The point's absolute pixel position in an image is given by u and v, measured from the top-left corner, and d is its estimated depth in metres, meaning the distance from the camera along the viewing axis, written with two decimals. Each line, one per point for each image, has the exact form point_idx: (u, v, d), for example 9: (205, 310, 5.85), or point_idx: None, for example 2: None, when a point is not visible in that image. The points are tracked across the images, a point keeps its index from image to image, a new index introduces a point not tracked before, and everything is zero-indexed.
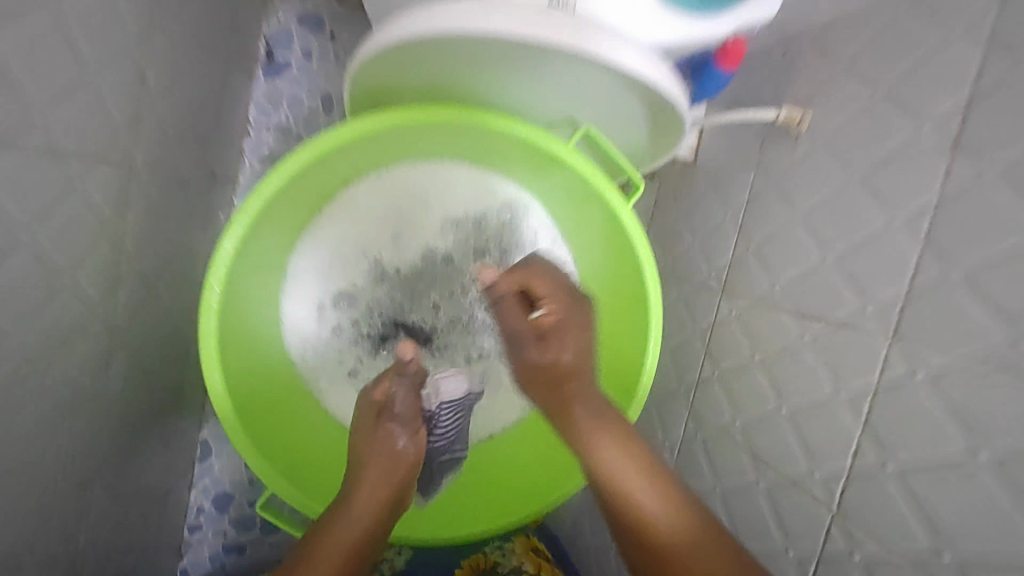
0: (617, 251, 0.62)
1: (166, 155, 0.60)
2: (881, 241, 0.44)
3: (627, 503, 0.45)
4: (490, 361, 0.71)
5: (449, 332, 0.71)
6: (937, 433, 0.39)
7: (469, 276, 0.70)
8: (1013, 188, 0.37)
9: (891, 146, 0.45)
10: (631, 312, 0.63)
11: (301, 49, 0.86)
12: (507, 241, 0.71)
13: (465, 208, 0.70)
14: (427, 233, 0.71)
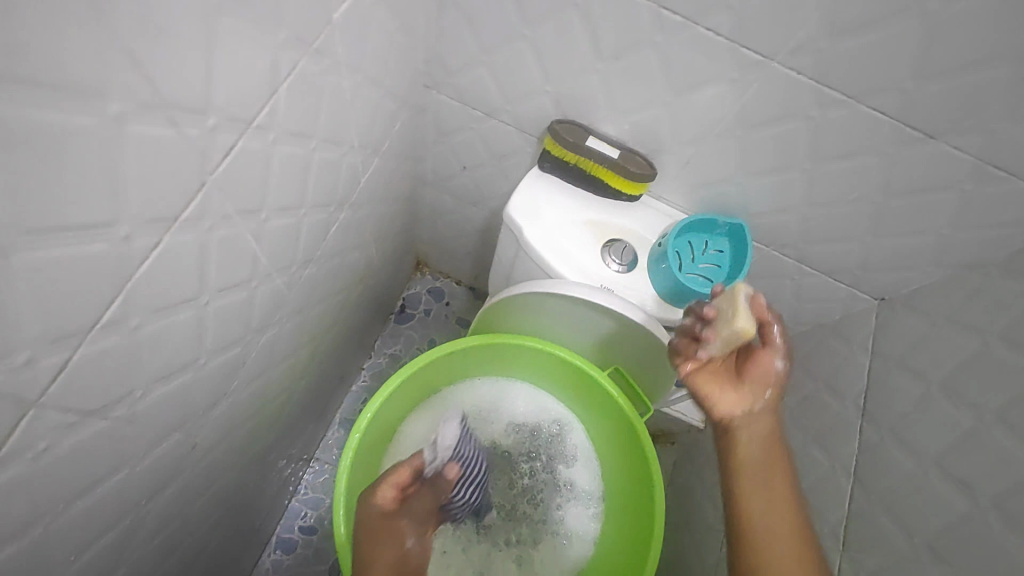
0: (634, 465, 0.72)
1: (338, 336, 0.84)
2: (895, 427, 0.58)
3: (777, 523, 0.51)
4: (530, 555, 0.75)
5: (501, 516, 0.77)
6: (986, 542, 0.45)
7: (523, 473, 0.78)
8: (955, 360, 0.55)
9: (876, 368, 0.64)
10: (641, 526, 0.69)
11: (423, 309, 1.19)
12: (557, 457, 0.79)
13: (526, 416, 0.79)
14: (494, 430, 0.79)
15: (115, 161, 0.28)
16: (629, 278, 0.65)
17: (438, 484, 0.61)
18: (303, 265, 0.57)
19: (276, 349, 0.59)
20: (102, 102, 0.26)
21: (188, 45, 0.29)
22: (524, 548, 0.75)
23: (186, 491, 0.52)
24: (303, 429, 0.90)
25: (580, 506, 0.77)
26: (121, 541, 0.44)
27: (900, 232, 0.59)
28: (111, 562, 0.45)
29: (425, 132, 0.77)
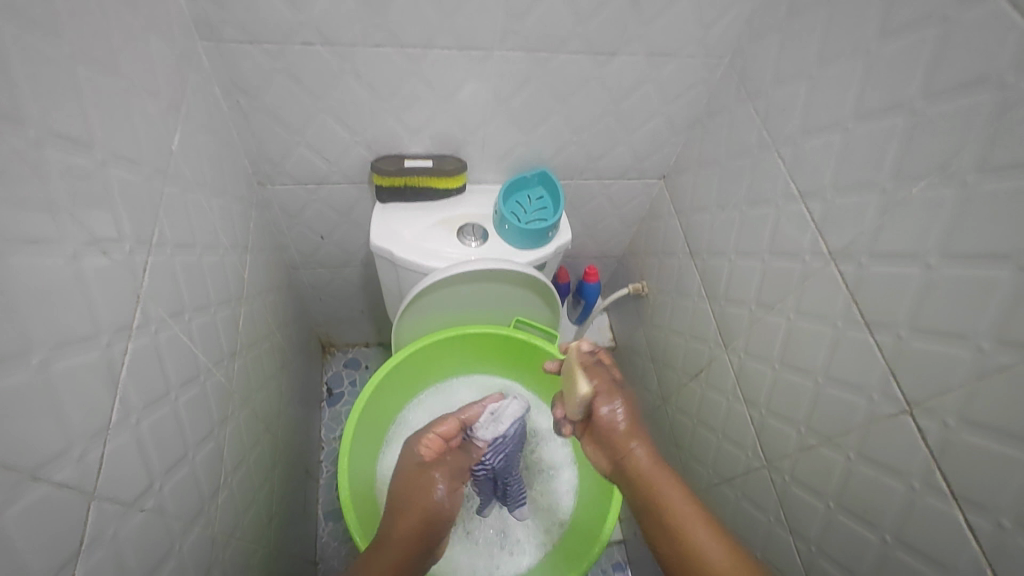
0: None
1: (285, 425, 0.91)
2: (709, 250, 0.80)
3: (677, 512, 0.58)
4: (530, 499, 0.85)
5: (493, 485, 0.86)
6: (773, 278, 0.67)
7: None
8: (716, 185, 0.78)
9: (685, 222, 0.87)
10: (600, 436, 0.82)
11: (349, 381, 1.27)
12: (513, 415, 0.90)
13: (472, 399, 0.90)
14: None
15: (86, 283, 0.37)
16: (487, 247, 0.81)
17: (477, 447, 0.76)
18: (231, 358, 0.65)
19: (238, 442, 0.66)
20: (65, 244, 0.35)
21: (97, 192, 0.39)
22: (526, 497, 0.85)
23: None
24: (297, 526, 0.94)
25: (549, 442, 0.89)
26: None
27: (642, 125, 0.81)
28: None
29: (277, 223, 0.88)
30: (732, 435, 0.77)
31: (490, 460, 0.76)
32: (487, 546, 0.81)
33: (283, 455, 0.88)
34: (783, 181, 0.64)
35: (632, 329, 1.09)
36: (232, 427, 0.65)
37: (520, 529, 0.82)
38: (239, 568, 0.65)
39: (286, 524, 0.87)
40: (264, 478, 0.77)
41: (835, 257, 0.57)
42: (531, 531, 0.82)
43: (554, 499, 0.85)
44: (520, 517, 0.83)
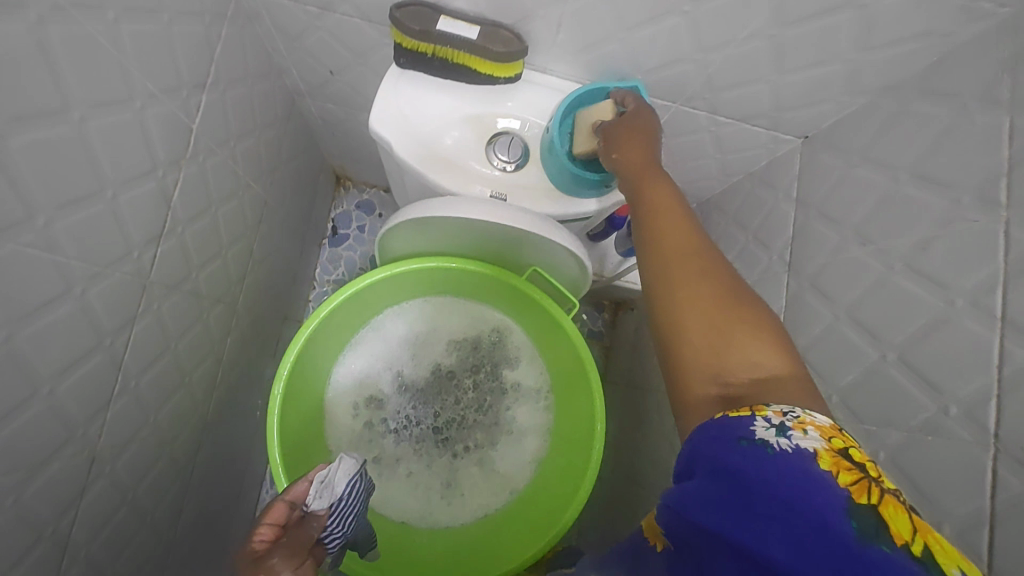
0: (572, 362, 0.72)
1: (258, 283, 0.81)
2: (803, 278, 0.57)
3: (664, 225, 0.45)
4: (489, 456, 0.76)
5: (456, 427, 0.77)
6: (874, 387, 0.46)
7: (469, 382, 0.79)
8: (863, 203, 0.51)
9: (795, 220, 0.61)
10: (581, 430, 0.70)
11: (357, 225, 1.13)
12: (501, 360, 0.78)
13: (464, 328, 0.79)
14: (435, 348, 0.79)
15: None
16: (523, 176, 0.60)
17: (315, 521, 0.52)
18: (149, 244, 0.51)
19: (156, 335, 0.56)
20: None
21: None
22: (486, 453, 0.76)
23: (107, 488, 0.53)
24: (260, 379, 0.90)
25: (530, 405, 0.77)
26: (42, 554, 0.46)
27: (805, 66, 0.52)
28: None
29: (270, 41, 0.66)
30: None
31: (338, 528, 0.53)
32: (424, 488, 0.74)
33: (249, 316, 0.80)
34: (985, 275, 0.39)
35: None
36: (148, 324, 0.54)
37: (468, 483, 0.74)
38: (148, 456, 0.59)
39: (242, 383, 0.82)
40: (209, 355, 0.69)
41: (1000, 449, 0.36)
42: (478, 490, 0.74)
43: (515, 467, 0.75)
44: (470, 471, 0.75)
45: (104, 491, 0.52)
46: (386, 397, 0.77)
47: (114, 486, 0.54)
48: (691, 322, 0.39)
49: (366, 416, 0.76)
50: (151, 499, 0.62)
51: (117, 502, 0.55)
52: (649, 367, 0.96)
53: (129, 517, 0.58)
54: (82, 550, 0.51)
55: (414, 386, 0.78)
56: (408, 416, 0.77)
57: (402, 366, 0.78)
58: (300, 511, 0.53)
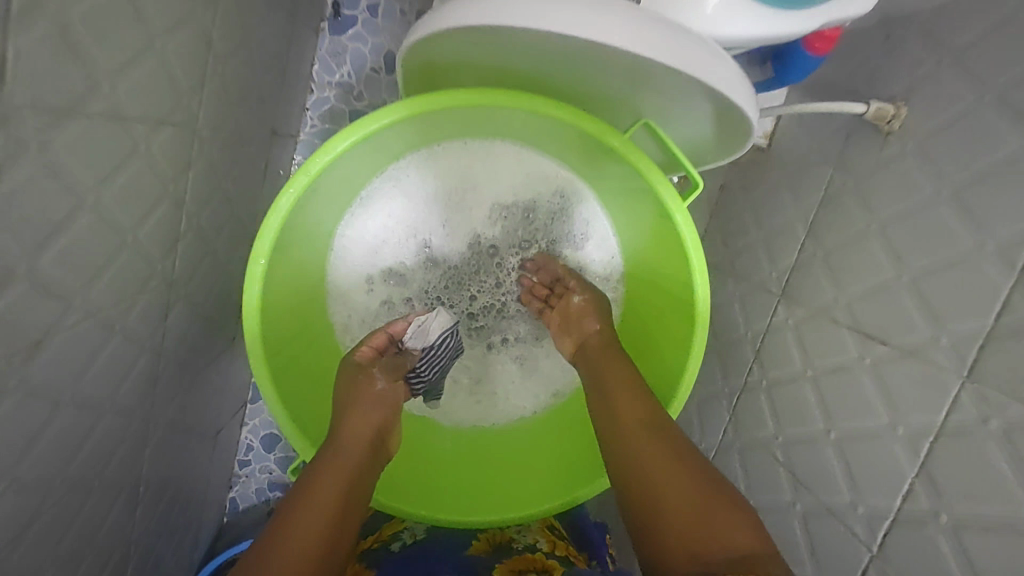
0: (664, 248, 0.57)
1: (232, 102, 0.60)
2: (1011, 248, 0.40)
3: (619, 405, 0.49)
4: (529, 353, 0.68)
5: (491, 317, 0.68)
6: None
7: (513, 264, 0.67)
8: None
9: (1015, 146, 0.41)
10: (664, 348, 0.59)
11: (366, 5, 0.85)
12: (554, 239, 0.67)
13: (515, 192, 0.65)
14: (475, 216, 0.66)
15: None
16: (628, 17, 0.39)
17: (408, 357, 0.57)
18: (50, 80, 0.33)
19: (85, 166, 0.38)
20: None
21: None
22: (525, 349, 0.68)
23: (65, 414, 0.42)
24: (249, 210, 0.73)
25: None
26: None
27: None
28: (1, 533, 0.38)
29: None
30: (802, 461, 0.53)
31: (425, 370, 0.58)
32: (454, 383, 0.67)
33: (223, 150, 0.61)
34: None
35: (775, 175, 0.68)
36: (74, 194, 0.37)
37: (505, 378, 0.68)
38: (115, 358, 0.48)
39: (226, 231, 0.67)
40: (175, 217, 0.52)
41: None
42: (519, 387, 0.67)
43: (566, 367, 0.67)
44: (508, 369, 0.68)
45: (67, 415, 0.42)
46: (409, 272, 0.66)
47: (76, 404, 0.43)
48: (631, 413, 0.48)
49: (392, 294, 0.66)
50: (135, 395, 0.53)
51: (85, 417, 0.45)
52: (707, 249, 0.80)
53: (104, 425, 0.49)
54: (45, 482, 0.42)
55: (442, 263, 0.66)
56: (439, 296, 0.66)
57: (430, 234, 0.66)
58: (397, 346, 0.57)
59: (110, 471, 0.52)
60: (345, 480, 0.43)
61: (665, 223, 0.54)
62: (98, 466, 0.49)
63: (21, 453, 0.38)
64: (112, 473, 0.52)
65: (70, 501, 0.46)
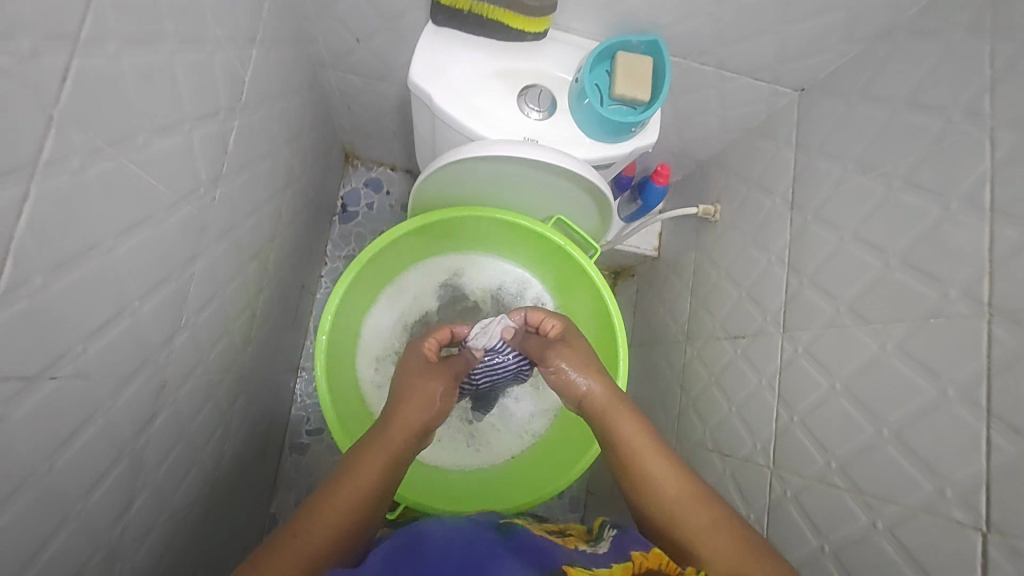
0: (593, 306, 0.75)
1: (284, 246, 0.84)
2: (814, 213, 0.64)
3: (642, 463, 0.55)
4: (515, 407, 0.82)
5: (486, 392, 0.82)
6: (883, 290, 0.52)
7: None
8: (864, 139, 0.58)
9: (798, 165, 0.68)
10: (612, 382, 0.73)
11: (365, 202, 1.17)
12: None
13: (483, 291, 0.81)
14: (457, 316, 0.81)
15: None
16: (551, 125, 0.64)
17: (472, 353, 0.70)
18: (211, 185, 0.54)
19: (214, 239, 0.58)
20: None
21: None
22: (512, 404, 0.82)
23: (168, 424, 0.55)
24: (281, 336, 0.91)
25: None
26: (124, 471, 0.47)
27: (809, 13, 0.57)
28: (121, 500, 0.48)
29: (304, 7, 0.69)
30: (748, 417, 0.70)
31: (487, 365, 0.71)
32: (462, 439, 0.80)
33: (275, 277, 0.82)
34: (974, 177, 0.45)
35: (682, 250, 0.95)
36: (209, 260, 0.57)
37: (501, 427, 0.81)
38: (199, 399, 0.61)
39: (268, 344, 0.85)
40: (245, 308, 0.71)
41: (992, 313, 0.42)
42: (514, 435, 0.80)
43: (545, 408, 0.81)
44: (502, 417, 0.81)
45: (170, 423, 0.55)
46: None
47: (176, 420, 0.56)
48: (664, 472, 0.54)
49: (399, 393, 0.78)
50: (202, 443, 0.65)
51: (178, 435, 0.57)
52: (657, 321, 1.01)
53: (182, 457, 0.60)
54: (149, 477, 0.53)
55: None
56: None
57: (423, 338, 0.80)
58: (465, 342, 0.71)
59: (196, 510, 0.66)
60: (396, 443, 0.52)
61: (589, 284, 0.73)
62: (172, 492, 0.59)
63: (147, 430, 0.50)
64: (176, 513, 0.61)
65: (154, 509, 0.55)
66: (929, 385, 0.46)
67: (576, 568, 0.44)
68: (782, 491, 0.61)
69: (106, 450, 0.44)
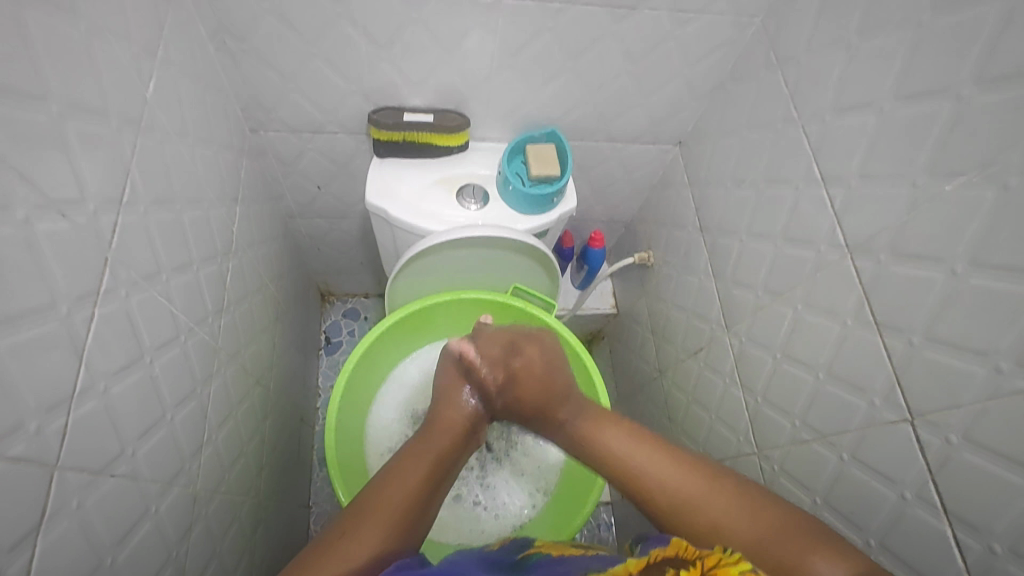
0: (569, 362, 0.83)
1: (280, 375, 0.92)
2: (718, 228, 0.77)
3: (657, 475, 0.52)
4: (519, 467, 0.86)
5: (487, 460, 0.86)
6: (781, 267, 0.64)
7: None
8: (732, 162, 0.73)
9: (696, 198, 0.83)
10: None
11: (348, 331, 1.27)
12: None
13: None
14: None
15: (8, 305, 0.33)
16: (488, 210, 0.78)
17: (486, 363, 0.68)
18: (217, 314, 0.64)
19: (225, 364, 0.66)
20: None
21: (12, 255, 0.33)
22: (515, 465, 0.87)
23: (203, 537, 0.58)
24: (289, 465, 0.96)
25: None
26: None
27: (659, 86, 0.75)
28: None
29: (271, 171, 0.85)
30: (725, 417, 0.77)
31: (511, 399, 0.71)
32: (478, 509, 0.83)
33: (277, 405, 0.89)
34: (806, 162, 0.59)
35: (635, 298, 1.07)
36: (221, 381, 0.64)
37: (511, 487, 0.85)
38: (226, 515, 0.65)
39: (279, 470, 0.89)
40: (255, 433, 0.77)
41: (852, 250, 0.53)
42: (527, 493, 0.84)
43: (547, 462, 0.87)
44: (509, 479, 0.85)
45: (205, 535, 0.59)
46: None
47: (210, 533, 0.60)
48: (664, 478, 0.52)
49: None
50: (231, 565, 0.67)
51: (211, 549, 0.61)
52: (633, 370, 1.09)
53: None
54: None
55: None
56: None
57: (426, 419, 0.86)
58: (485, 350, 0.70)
59: None
60: (408, 495, 0.51)
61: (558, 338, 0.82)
62: None
63: (186, 537, 0.54)
64: None
65: None
66: (833, 323, 0.56)
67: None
68: (769, 468, 0.67)
69: (155, 552, 0.48)
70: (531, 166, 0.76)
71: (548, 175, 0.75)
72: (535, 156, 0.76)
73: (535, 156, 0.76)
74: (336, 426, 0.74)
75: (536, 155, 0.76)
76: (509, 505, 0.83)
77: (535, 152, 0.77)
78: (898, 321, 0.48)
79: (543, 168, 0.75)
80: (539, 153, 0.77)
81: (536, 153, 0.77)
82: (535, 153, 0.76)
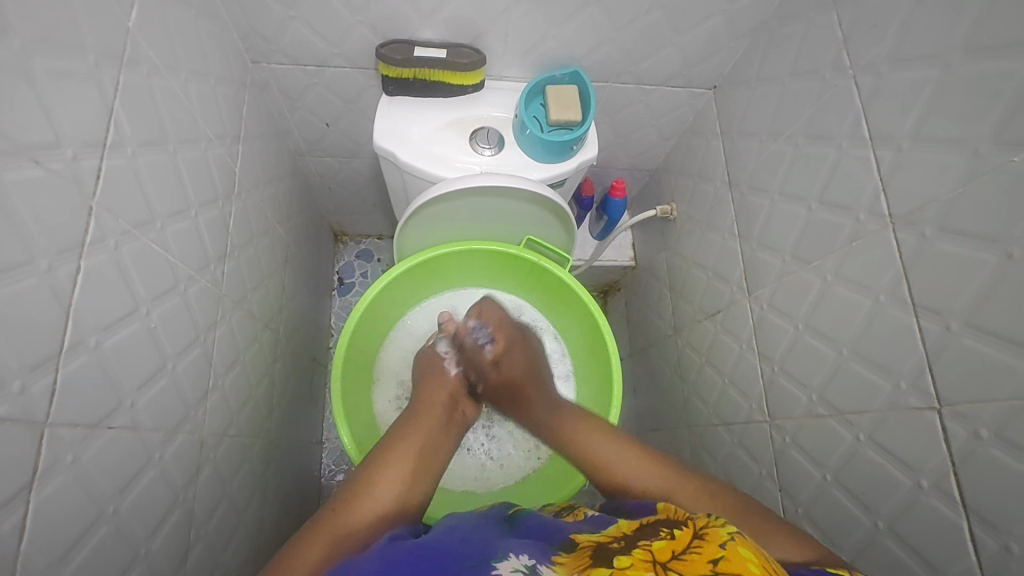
0: (582, 317, 0.80)
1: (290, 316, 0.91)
2: (747, 185, 0.72)
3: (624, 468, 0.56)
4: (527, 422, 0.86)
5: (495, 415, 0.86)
6: (812, 232, 0.59)
7: None
8: (770, 112, 0.67)
9: (727, 150, 0.77)
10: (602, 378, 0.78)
11: (361, 272, 1.26)
12: None
13: None
14: None
15: None
16: (502, 156, 0.73)
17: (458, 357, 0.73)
18: (220, 260, 0.62)
19: (230, 311, 0.65)
20: None
21: None
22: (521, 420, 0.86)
23: (211, 478, 0.60)
24: (301, 403, 0.97)
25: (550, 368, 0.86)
26: (176, 519, 0.52)
27: (695, 24, 0.68)
28: (176, 548, 0.53)
29: (277, 107, 0.81)
30: (738, 382, 0.75)
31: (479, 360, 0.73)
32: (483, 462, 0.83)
33: (288, 347, 0.90)
34: (853, 117, 0.53)
35: (654, 252, 1.03)
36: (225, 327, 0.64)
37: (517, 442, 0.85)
38: (235, 456, 0.66)
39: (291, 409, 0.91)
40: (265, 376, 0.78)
41: (894, 221, 0.48)
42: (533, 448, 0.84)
43: None
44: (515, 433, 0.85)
45: (214, 477, 0.60)
46: None
47: (219, 474, 0.62)
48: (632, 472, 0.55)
49: None
50: (242, 502, 0.69)
51: (220, 489, 0.62)
52: (647, 324, 1.07)
53: (225, 512, 0.64)
54: (198, 530, 0.57)
55: None
56: None
57: None
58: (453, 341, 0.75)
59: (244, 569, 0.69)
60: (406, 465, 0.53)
61: (570, 293, 0.79)
62: (220, 548, 0.63)
63: (193, 480, 0.55)
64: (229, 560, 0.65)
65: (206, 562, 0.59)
66: (864, 298, 0.52)
67: (583, 535, 0.42)
68: (780, 437, 0.65)
69: (161, 496, 0.49)
70: (551, 108, 0.70)
71: (567, 120, 0.70)
72: (555, 98, 0.71)
73: (555, 98, 0.71)
74: (343, 374, 0.74)
75: (556, 98, 0.71)
76: (514, 459, 0.84)
77: (556, 94, 0.71)
78: (936, 303, 0.44)
79: (562, 112, 0.70)
80: (560, 94, 0.71)
81: (557, 94, 0.71)
82: (557, 95, 0.71)
